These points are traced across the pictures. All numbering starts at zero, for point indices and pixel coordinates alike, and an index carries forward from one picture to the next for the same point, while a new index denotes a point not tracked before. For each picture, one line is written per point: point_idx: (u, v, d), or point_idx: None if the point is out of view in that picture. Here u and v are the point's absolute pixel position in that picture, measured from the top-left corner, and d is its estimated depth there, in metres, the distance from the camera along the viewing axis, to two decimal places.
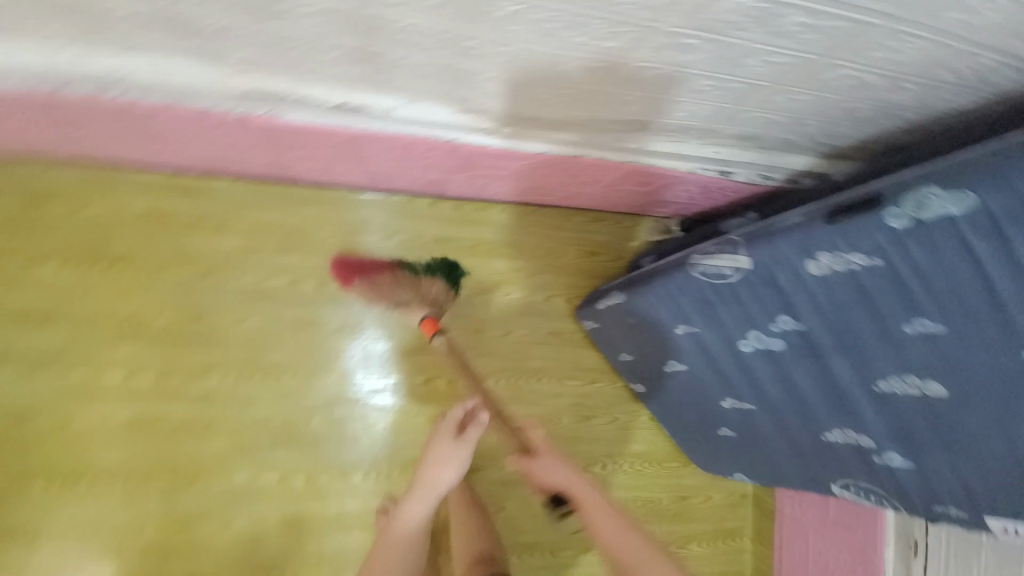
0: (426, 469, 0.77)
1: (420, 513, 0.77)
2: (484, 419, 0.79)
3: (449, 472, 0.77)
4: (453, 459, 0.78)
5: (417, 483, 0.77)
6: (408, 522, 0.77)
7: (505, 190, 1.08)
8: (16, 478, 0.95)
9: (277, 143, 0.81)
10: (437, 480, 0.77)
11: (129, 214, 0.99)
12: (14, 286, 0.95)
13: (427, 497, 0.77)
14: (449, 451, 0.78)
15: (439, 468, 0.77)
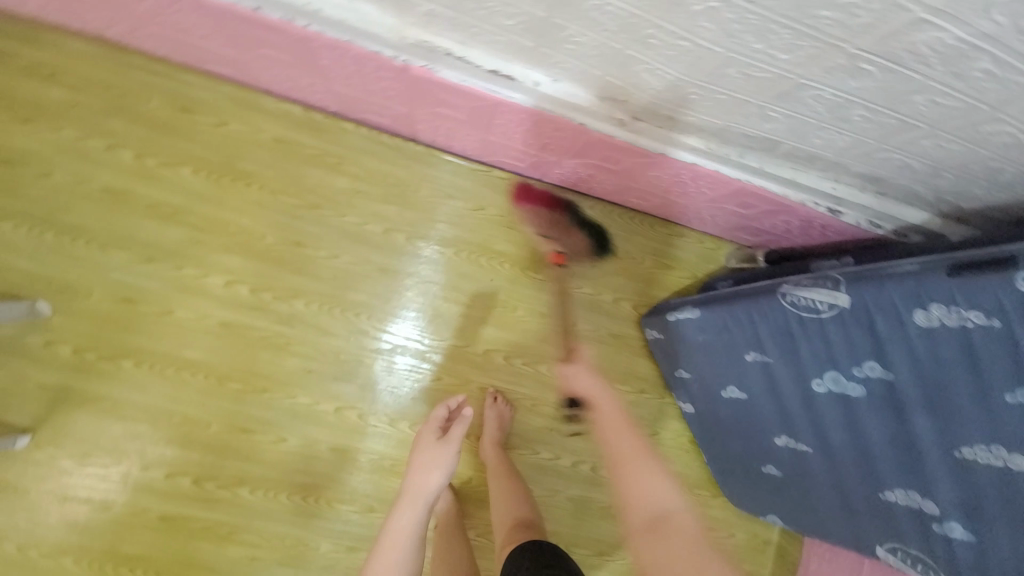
0: (414, 471, 0.89)
1: (409, 520, 0.83)
2: (465, 416, 0.97)
3: (436, 471, 0.89)
4: (437, 459, 0.91)
5: (406, 493, 0.87)
6: (398, 533, 0.82)
7: (604, 187, 1.11)
8: (112, 352, 1.04)
9: (420, 97, 0.87)
10: (425, 481, 0.87)
11: (262, 138, 1.09)
12: (152, 181, 1.05)
13: (416, 502, 0.85)
14: (434, 450, 0.93)
15: (427, 470, 0.89)
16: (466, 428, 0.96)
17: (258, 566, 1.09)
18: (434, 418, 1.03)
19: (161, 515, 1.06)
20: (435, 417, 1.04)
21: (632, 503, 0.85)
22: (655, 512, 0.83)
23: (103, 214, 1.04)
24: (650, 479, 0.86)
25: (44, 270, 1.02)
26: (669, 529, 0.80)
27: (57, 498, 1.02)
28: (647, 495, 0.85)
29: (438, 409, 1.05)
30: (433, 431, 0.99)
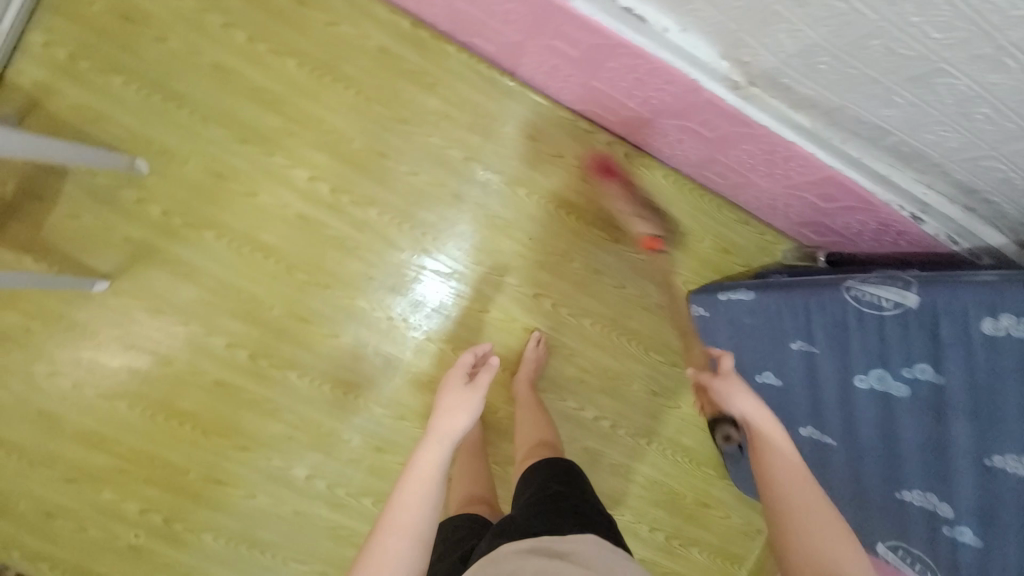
0: (439, 413, 0.82)
1: (434, 460, 0.76)
2: (494, 362, 0.88)
3: (461, 414, 0.82)
4: (463, 402, 0.85)
5: (429, 434, 0.80)
6: (424, 470, 0.75)
7: (686, 156, 1.12)
8: (196, 219, 1.10)
9: (540, 27, 0.89)
10: (451, 423, 0.81)
11: (368, 45, 1.11)
12: (258, 66, 1.09)
13: (439, 443, 0.78)
14: (458, 394, 0.86)
15: (452, 413, 0.82)
16: (492, 375, 0.89)
17: (294, 445, 1.17)
18: (461, 363, 0.99)
19: (217, 379, 1.13)
20: (462, 363, 0.99)
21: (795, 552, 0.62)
22: None
23: (208, 88, 1.08)
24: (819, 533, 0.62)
25: (147, 130, 1.07)
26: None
27: (122, 345, 1.09)
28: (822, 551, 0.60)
29: (466, 353, 1.03)
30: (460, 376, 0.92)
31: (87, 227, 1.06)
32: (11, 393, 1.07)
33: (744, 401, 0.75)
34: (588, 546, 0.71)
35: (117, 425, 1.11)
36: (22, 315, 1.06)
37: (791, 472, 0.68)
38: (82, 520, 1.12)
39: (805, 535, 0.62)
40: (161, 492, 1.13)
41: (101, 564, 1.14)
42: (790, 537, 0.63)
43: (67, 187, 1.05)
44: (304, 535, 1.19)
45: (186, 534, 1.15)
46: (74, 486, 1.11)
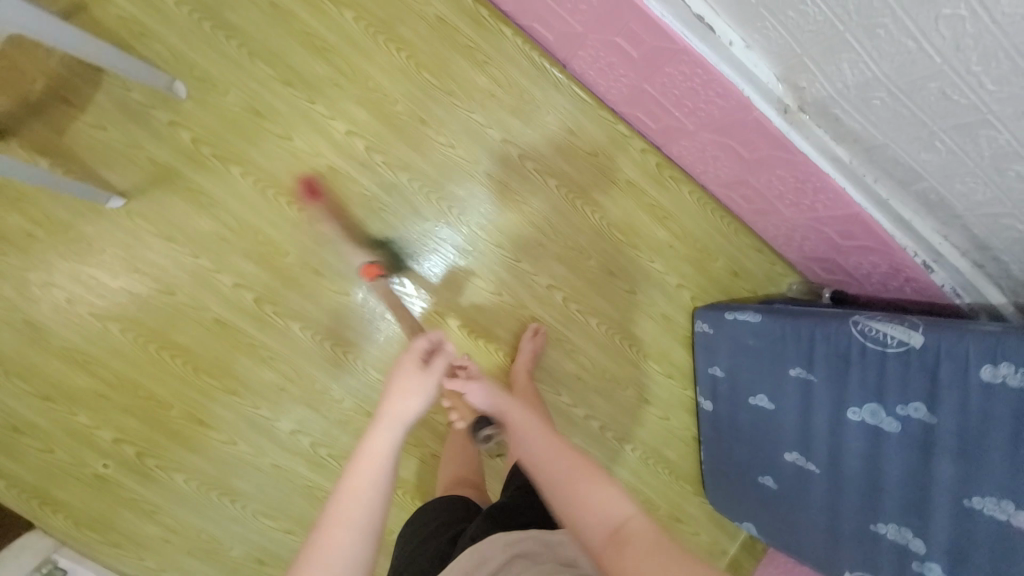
0: (387, 396, 0.68)
1: (383, 450, 0.63)
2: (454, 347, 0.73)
3: (415, 398, 0.68)
4: (417, 384, 0.70)
5: (376, 419, 0.66)
6: (371, 462, 0.62)
7: (717, 173, 1.15)
8: (225, 152, 1.07)
9: (607, 20, 0.91)
10: (401, 408, 0.67)
11: (428, 12, 1.12)
12: (315, 12, 1.08)
13: (391, 429, 0.65)
14: (412, 374, 0.71)
15: (404, 396, 0.68)
16: (449, 361, 0.74)
17: (284, 397, 1.15)
18: (416, 347, 0.74)
19: (217, 318, 1.10)
20: (415, 348, 0.74)
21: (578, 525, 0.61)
22: (607, 526, 0.60)
23: (261, 23, 1.07)
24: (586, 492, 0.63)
25: (191, 53, 1.05)
26: (629, 544, 0.57)
27: (126, 265, 1.06)
28: (591, 506, 0.62)
29: (420, 339, 0.74)
30: (414, 356, 0.73)
31: (113, 141, 1.03)
32: (1, 298, 1.03)
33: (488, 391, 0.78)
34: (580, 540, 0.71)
35: (105, 347, 1.07)
36: (28, 219, 1.02)
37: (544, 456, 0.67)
38: (49, 441, 1.07)
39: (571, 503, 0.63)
40: (139, 425, 1.09)
41: (64, 489, 1.09)
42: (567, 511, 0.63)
43: (98, 97, 1.02)
44: (279, 490, 1.16)
45: (158, 472, 1.11)
46: (48, 405, 1.06)
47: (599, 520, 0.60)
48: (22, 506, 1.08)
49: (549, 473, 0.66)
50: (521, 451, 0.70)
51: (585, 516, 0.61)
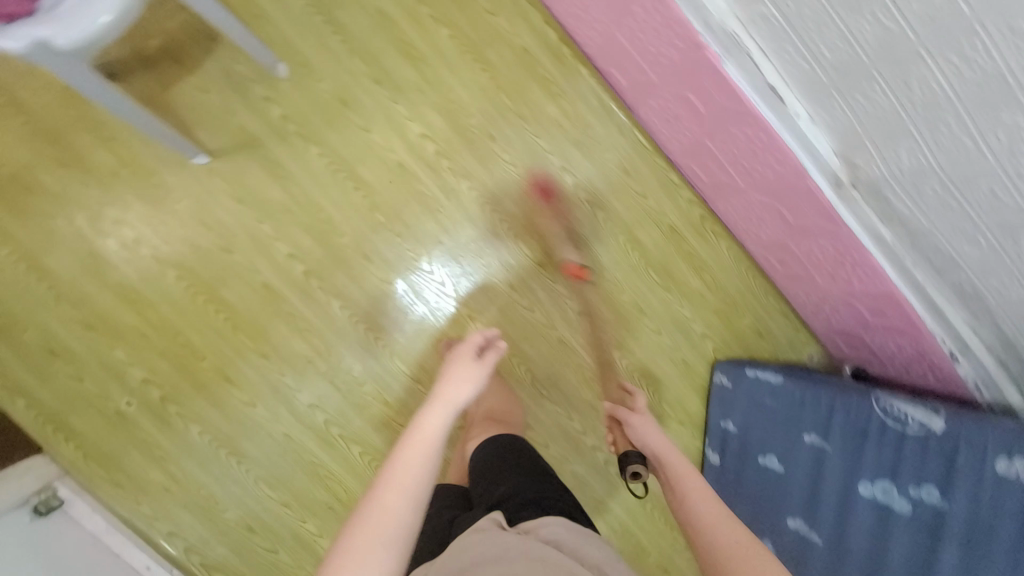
0: (442, 382, 0.75)
1: (437, 426, 0.68)
2: (504, 345, 0.82)
3: (466, 385, 0.74)
4: (469, 374, 0.76)
5: (431, 401, 0.72)
6: (424, 435, 0.67)
7: (759, 233, 1.21)
8: (307, 132, 1.15)
9: (683, 76, 0.99)
10: (455, 393, 0.73)
11: (515, 42, 1.22)
12: (415, 25, 1.18)
13: (444, 410, 0.70)
14: (465, 365, 0.78)
15: (457, 383, 0.74)
16: (500, 356, 0.81)
17: (310, 370, 1.18)
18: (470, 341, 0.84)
19: (266, 283, 1.15)
20: (470, 341, 0.84)
21: None
22: None
23: (365, 26, 1.17)
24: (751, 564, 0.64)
25: (297, 40, 1.14)
26: None
27: (194, 218, 1.12)
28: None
29: (477, 334, 0.85)
30: (469, 349, 0.82)
31: (210, 104, 1.12)
32: (74, 227, 1.09)
33: (653, 435, 0.88)
34: (561, 529, 0.73)
35: (156, 290, 1.12)
36: (116, 159, 1.09)
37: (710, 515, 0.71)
38: (82, 369, 1.11)
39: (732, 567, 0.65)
40: (170, 370, 1.13)
41: (82, 419, 1.12)
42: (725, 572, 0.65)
43: (207, 62, 1.11)
44: (284, 461, 1.18)
45: (176, 419, 1.14)
46: (90, 335, 1.11)
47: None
48: (38, 427, 1.11)
49: (718, 538, 0.68)
50: (689, 511, 0.73)
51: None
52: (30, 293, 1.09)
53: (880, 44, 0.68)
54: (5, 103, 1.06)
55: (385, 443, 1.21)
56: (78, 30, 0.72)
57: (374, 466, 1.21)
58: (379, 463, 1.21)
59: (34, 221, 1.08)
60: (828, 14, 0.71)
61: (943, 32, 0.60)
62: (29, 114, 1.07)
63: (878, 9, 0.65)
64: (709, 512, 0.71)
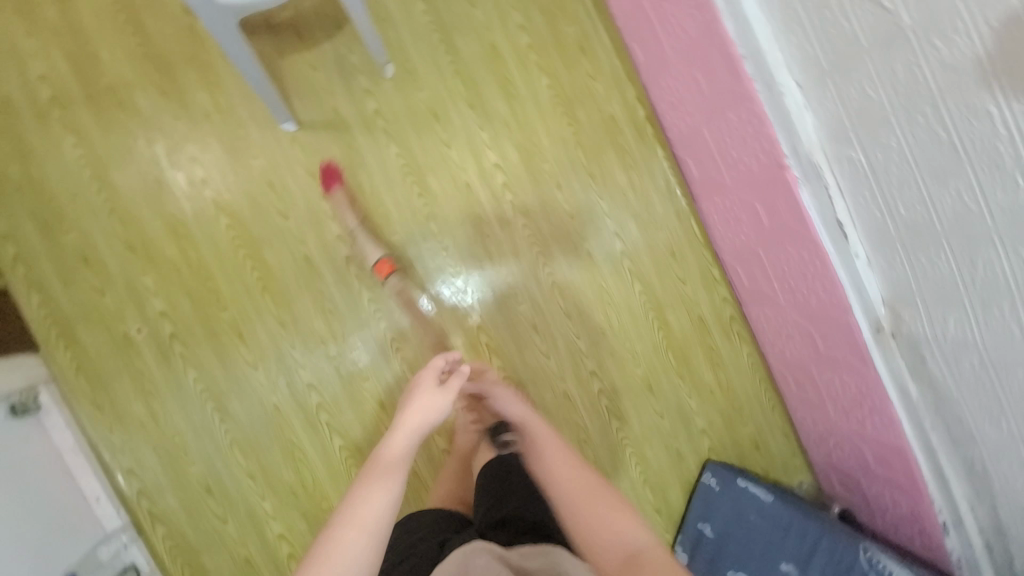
0: (406, 408, 0.75)
1: (397, 457, 0.69)
2: (468, 370, 0.78)
3: (430, 413, 0.74)
4: (433, 401, 0.75)
5: (395, 430, 0.72)
6: (387, 467, 0.68)
7: (785, 350, 1.23)
8: (393, 130, 1.21)
9: (755, 187, 1.04)
10: (417, 421, 0.73)
11: (606, 107, 1.28)
12: (520, 66, 1.25)
13: (405, 439, 0.71)
14: (430, 391, 0.76)
15: (421, 410, 0.75)
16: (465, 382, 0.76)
17: (320, 350, 1.18)
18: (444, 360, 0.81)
19: (308, 256, 1.17)
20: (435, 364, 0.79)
21: (595, 547, 0.70)
22: (625, 549, 0.68)
23: (476, 55, 1.24)
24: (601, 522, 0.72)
25: (411, 49, 1.22)
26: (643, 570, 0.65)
27: (262, 175, 1.16)
28: (606, 532, 0.71)
29: (438, 358, 0.80)
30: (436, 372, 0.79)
31: (315, 81, 1.18)
32: (151, 151, 1.13)
33: (514, 404, 0.90)
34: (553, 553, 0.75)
35: (204, 231, 1.14)
36: (213, 103, 1.14)
37: (563, 475, 0.78)
38: (107, 284, 1.12)
39: (583, 527, 0.72)
40: (188, 310, 1.13)
41: (89, 332, 1.11)
42: (580, 531, 0.73)
43: (325, 44, 1.18)
44: (264, 432, 1.16)
45: (177, 360, 1.13)
46: (127, 255, 1.12)
47: (618, 542, 0.70)
48: (43, 327, 1.10)
49: (577, 504, 0.75)
50: (547, 474, 0.80)
51: (606, 538, 0.70)
52: (87, 199, 1.12)
53: (955, 219, 0.73)
54: (132, 23, 1.12)
55: (367, 445, 1.19)
56: None
57: (348, 465, 1.18)
58: (355, 464, 1.18)
59: (117, 135, 1.12)
60: (914, 175, 0.76)
61: (1018, 226, 0.65)
62: (149, 40, 1.13)
63: (962, 188, 0.70)
64: (560, 480, 0.78)
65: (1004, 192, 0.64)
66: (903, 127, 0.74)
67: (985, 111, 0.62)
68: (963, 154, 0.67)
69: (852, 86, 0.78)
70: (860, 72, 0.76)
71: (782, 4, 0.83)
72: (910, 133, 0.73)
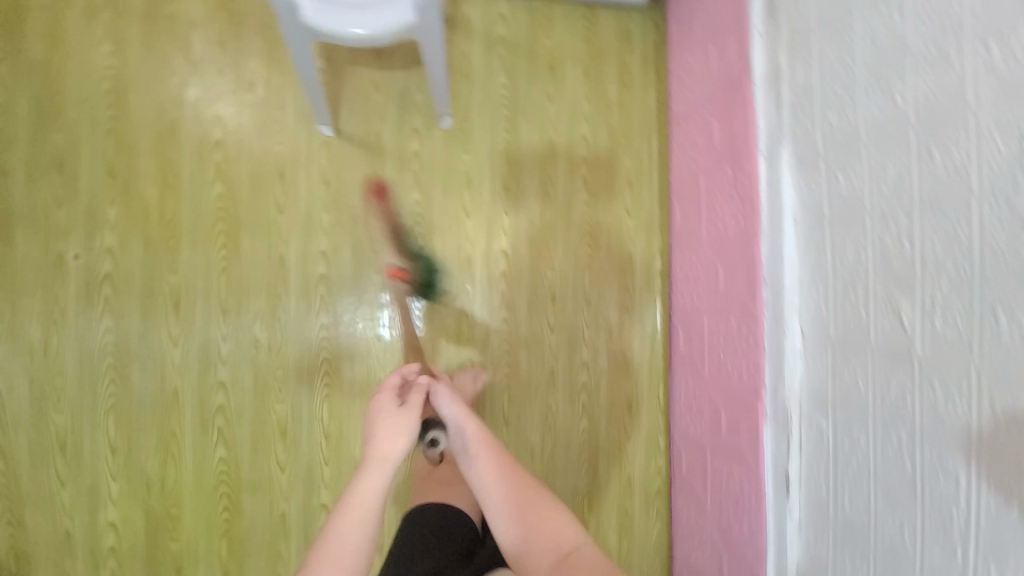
0: (371, 434, 0.64)
1: (374, 495, 0.60)
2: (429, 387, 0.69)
3: (398, 439, 0.64)
4: (397, 424, 0.65)
5: (364, 462, 0.62)
6: (364, 507, 0.58)
7: (691, 554, 1.17)
8: (421, 177, 1.18)
9: (728, 394, 1.03)
10: (387, 451, 0.62)
11: (629, 245, 1.27)
12: (566, 172, 1.25)
13: (376, 475, 0.60)
14: (388, 413, 0.66)
15: (389, 435, 0.63)
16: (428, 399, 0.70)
17: (248, 352, 1.11)
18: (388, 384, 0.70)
19: (283, 257, 1.12)
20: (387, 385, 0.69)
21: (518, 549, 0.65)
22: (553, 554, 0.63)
23: (532, 144, 1.24)
24: (532, 520, 0.66)
25: (475, 112, 1.21)
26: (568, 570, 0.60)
27: (276, 163, 1.11)
28: (536, 535, 0.65)
29: (392, 375, 0.71)
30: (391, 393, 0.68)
31: (371, 101, 1.15)
32: (179, 93, 1.08)
33: (450, 407, 0.75)
34: None
35: (192, 191, 1.08)
36: (263, 76, 1.10)
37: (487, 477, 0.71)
38: (69, 199, 1.05)
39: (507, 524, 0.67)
40: (137, 259, 1.06)
41: (26, 236, 1.04)
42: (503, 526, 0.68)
43: (397, 72, 1.16)
44: (151, 410, 1.07)
45: (100, 301, 1.05)
46: (104, 179, 1.06)
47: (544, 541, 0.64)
48: None
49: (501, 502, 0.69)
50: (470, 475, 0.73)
51: (529, 540, 0.65)
52: (93, 109, 1.06)
53: (890, 548, 0.71)
54: None
55: (247, 466, 1.10)
56: (338, 29, 0.79)
57: (219, 480, 1.09)
58: (225, 482, 1.10)
59: (154, 64, 1.07)
60: (869, 481, 0.75)
61: None
62: None
63: (906, 525, 0.69)
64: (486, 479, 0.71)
65: (942, 556, 0.64)
66: (876, 436, 0.73)
67: (955, 476, 0.61)
68: (920, 496, 0.67)
69: (848, 369, 0.78)
70: (859, 364, 0.76)
71: (816, 259, 0.84)
72: (880, 445, 0.73)
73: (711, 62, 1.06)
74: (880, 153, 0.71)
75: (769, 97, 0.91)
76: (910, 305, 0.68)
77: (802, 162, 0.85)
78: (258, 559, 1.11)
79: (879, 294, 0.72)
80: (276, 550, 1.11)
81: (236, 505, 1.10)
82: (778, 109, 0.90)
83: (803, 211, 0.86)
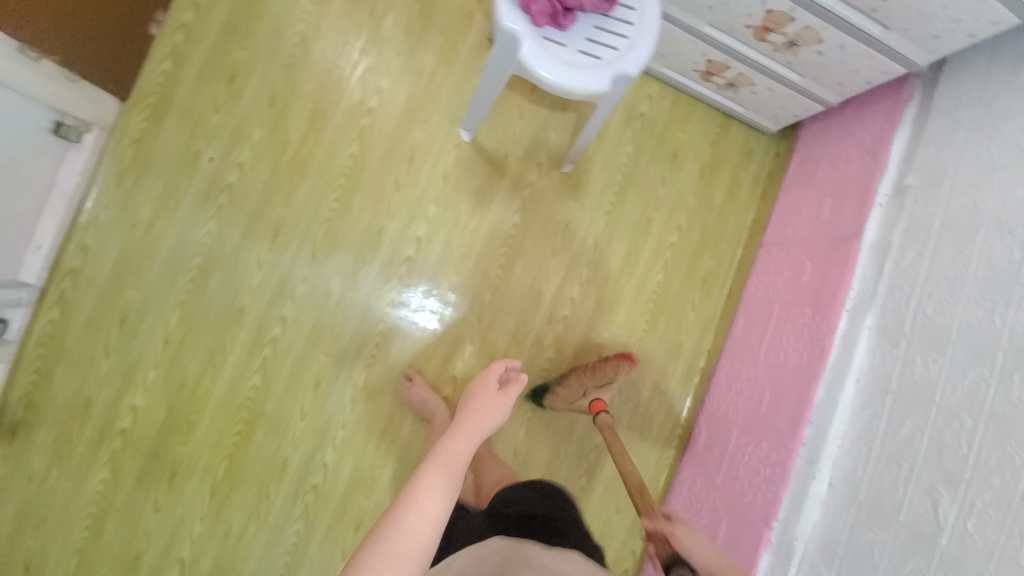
0: (468, 410, 0.72)
1: (462, 452, 0.65)
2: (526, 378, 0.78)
3: (491, 415, 0.71)
4: (494, 404, 0.73)
5: (459, 425, 0.69)
6: (458, 455, 0.64)
7: None
8: (527, 205, 1.26)
9: (734, 508, 1.08)
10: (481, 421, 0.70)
11: (686, 336, 1.32)
12: (654, 249, 1.32)
13: (468, 436, 0.67)
14: (487, 395, 0.75)
15: (485, 411, 0.72)
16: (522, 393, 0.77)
17: (318, 300, 1.16)
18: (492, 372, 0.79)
19: (382, 229, 1.19)
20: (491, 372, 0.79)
21: None
22: None
23: (633, 213, 1.32)
24: None
25: (595, 167, 1.30)
26: None
27: (411, 146, 1.20)
28: None
29: (498, 364, 0.80)
30: (494, 380, 0.78)
31: (512, 124, 1.25)
32: (356, 56, 1.18)
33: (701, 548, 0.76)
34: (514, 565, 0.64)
35: (331, 142, 1.16)
36: (432, 69, 1.20)
37: None
38: (226, 108, 1.13)
39: None
40: (260, 181, 1.14)
41: (177, 125, 1.12)
42: None
43: (544, 109, 1.26)
44: (214, 318, 1.12)
45: (213, 206, 1.12)
46: (262, 103, 1.14)
47: None
48: (151, 92, 1.11)
49: None
50: None
51: None
52: (279, 41, 1.15)
53: None
54: None
55: (273, 401, 1.14)
56: (537, 70, 0.86)
57: (243, 404, 1.13)
58: (247, 408, 1.13)
59: (346, 24, 1.17)
60: None
61: None
62: None
63: None
64: None
65: None
66: None
67: None
68: None
69: (867, 534, 0.85)
70: (879, 533, 0.84)
71: (868, 425, 0.91)
72: None
73: (823, 212, 1.15)
74: (962, 358, 0.80)
75: (870, 266, 1.00)
76: (949, 498, 0.76)
77: (884, 334, 0.94)
78: (246, 491, 1.13)
79: (921, 477, 0.80)
80: (265, 489, 1.14)
81: (249, 433, 1.13)
82: (875, 280, 0.98)
83: (869, 378, 0.94)
